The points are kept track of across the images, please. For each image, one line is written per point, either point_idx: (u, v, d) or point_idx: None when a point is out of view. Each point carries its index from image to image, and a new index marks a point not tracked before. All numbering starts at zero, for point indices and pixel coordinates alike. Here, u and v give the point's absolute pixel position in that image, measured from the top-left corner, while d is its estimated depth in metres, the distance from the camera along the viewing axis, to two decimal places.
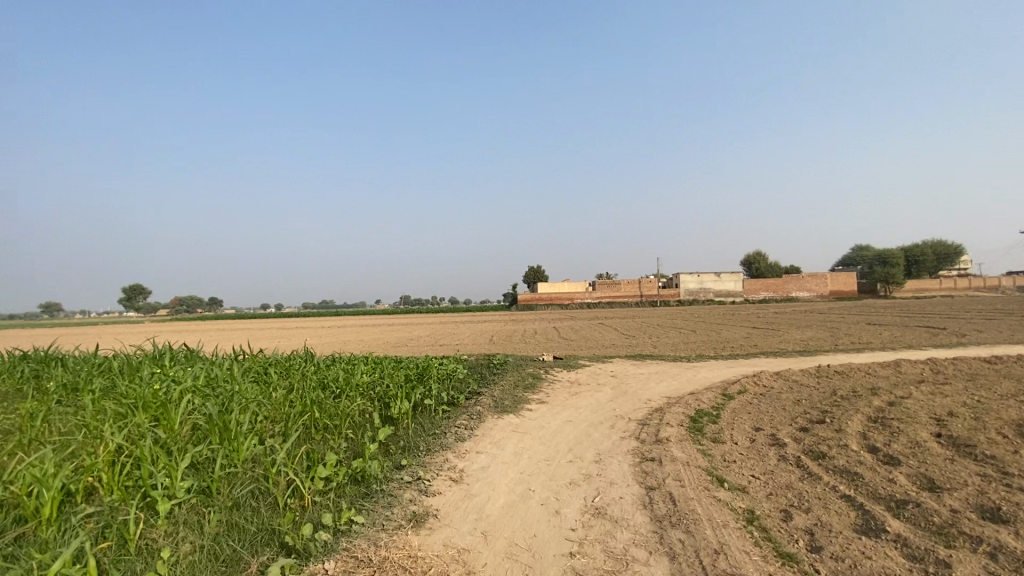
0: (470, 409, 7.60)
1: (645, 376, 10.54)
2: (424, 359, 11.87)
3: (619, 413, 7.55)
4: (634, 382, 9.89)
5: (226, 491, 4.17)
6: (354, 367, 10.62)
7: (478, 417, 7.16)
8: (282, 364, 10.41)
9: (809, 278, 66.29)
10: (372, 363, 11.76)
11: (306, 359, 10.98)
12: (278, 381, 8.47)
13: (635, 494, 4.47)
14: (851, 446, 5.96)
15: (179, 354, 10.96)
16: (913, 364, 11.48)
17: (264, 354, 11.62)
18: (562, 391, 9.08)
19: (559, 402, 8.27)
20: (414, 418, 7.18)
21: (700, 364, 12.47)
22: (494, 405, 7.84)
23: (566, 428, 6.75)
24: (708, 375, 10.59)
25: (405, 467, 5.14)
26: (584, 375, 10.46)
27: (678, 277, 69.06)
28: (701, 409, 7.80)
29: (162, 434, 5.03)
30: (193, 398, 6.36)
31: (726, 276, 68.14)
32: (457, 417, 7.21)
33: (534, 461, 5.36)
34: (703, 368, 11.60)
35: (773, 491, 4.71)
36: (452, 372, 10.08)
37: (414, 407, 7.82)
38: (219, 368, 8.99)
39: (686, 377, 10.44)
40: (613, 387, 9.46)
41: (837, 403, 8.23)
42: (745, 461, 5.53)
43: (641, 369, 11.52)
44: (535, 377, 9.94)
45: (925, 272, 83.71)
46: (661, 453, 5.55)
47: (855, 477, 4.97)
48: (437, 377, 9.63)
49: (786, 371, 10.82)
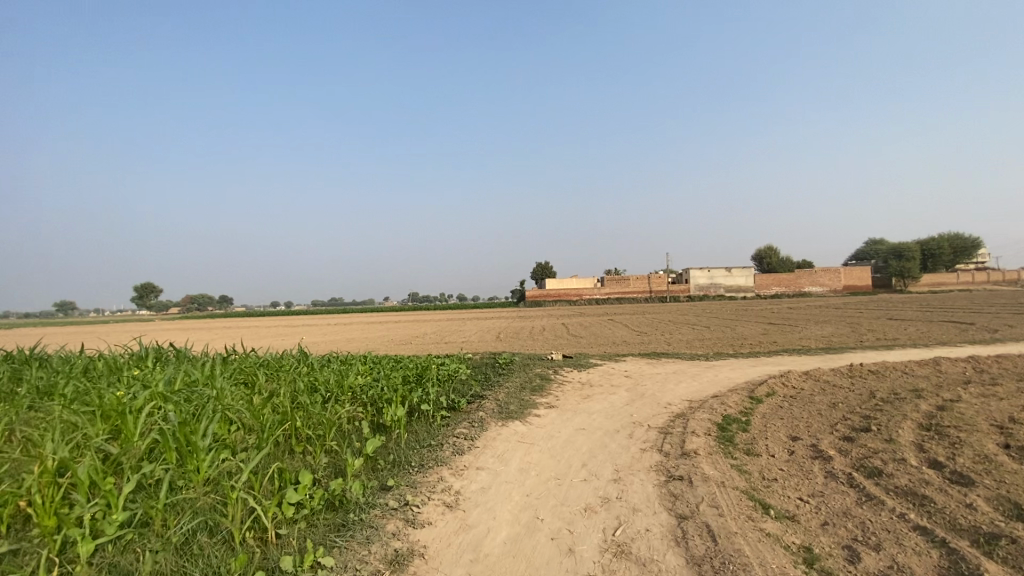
0: (471, 416, 6.87)
1: (662, 377, 9.74)
2: (426, 359, 11.16)
3: (637, 419, 6.78)
4: (651, 383, 9.12)
5: (173, 525, 3.49)
6: (349, 368, 9.93)
7: (480, 425, 6.43)
8: (273, 365, 9.74)
9: (824, 273, 64.87)
10: (370, 363, 11.06)
11: (298, 360, 10.31)
12: (265, 385, 7.81)
13: (664, 525, 3.72)
14: (909, 460, 5.14)
15: (167, 353, 10.34)
16: (954, 363, 10.56)
17: (256, 354, 10.97)
18: (572, 393, 8.33)
19: (570, 407, 7.50)
20: (410, 426, 6.46)
21: (720, 362, 11.65)
22: (498, 410, 7.10)
23: (577, 438, 5.99)
24: (731, 376, 9.75)
25: (393, 488, 4.41)
26: (596, 376, 9.68)
27: (688, 272, 67.87)
28: (728, 414, 7.01)
29: (113, 449, 4.37)
30: (161, 405, 5.69)
31: (738, 272, 66.88)
32: (456, 425, 6.47)
33: (543, 481, 4.62)
34: (723, 368, 10.78)
35: (828, 519, 3.93)
36: (454, 374, 9.38)
37: (410, 412, 7.10)
38: (202, 370, 8.36)
39: (707, 378, 9.64)
40: (628, 389, 8.68)
41: (880, 408, 7.39)
42: (789, 481, 4.73)
43: (657, 369, 10.73)
44: (542, 378, 9.21)
45: (942, 265, 81.81)
46: (689, 470, 4.77)
47: (926, 502, 4.16)
48: (437, 380, 8.92)
49: (816, 371, 9.97)
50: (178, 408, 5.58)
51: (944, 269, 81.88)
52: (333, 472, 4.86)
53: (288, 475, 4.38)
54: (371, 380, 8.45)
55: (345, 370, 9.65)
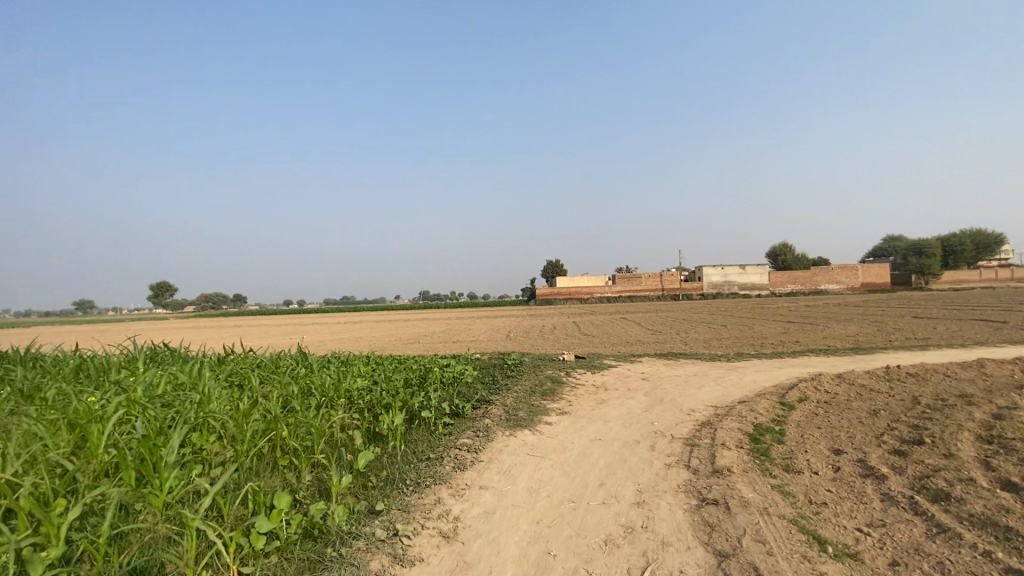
0: (476, 424, 6.28)
1: (682, 380, 9.08)
2: (431, 360, 10.61)
3: (658, 428, 6.16)
4: (671, 387, 8.46)
5: (116, 563, 2.96)
6: (350, 369, 9.38)
7: (486, 434, 5.84)
8: (270, 366, 9.24)
9: (841, 270, 63.34)
10: (373, 363, 10.52)
11: (297, 360, 9.81)
12: (255, 388, 7.29)
13: (702, 566, 3.11)
14: (979, 482, 4.47)
15: (160, 353, 9.89)
16: (1000, 365, 9.77)
17: (254, 354, 10.50)
18: (586, 398, 7.71)
19: (584, 414, 6.89)
20: (409, 436, 5.89)
21: (742, 364, 10.95)
22: (505, 417, 6.50)
23: (594, 450, 5.38)
24: (757, 380, 9.05)
25: (383, 512, 3.83)
26: (612, 379, 9.04)
27: (701, 270, 66.71)
28: (759, 422, 6.35)
29: (68, 464, 3.86)
30: (135, 411, 5.18)
31: (752, 270, 65.62)
32: (460, 435, 5.88)
33: (555, 505, 4.02)
34: (747, 370, 10.08)
35: (897, 558, 3.29)
36: (460, 376, 8.79)
37: (410, 418, 6.53)
38: (192, 372, 7.87)
39: (731, 381, 8.96)
40: (646, 393, 8.03)
41: (929, 416, 6.67)
42: (841, 506, 4.08)
43: (676, 371, 10.06)
44: (553, 380, 8.59)
45: (963, 262, 79.70)
46: (724, 493, 4.14)
47: (1013, 538, 3.50)
48: (441, 383, 8.34)
49: (850, 374, 9.23)
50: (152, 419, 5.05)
51: (965, 266, 79.77)
52: (318, 493, 4.29)
53: (263, 497, 3.83)
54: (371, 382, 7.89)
55: (345, 371, 9.11)
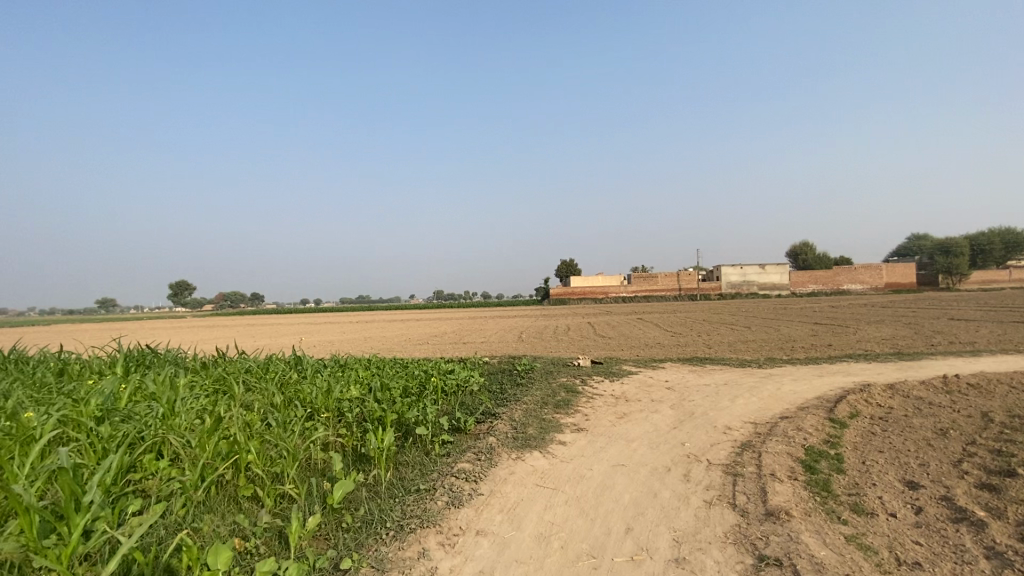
0: (478, 443, 5.44)
1: (711, 390, 8.14)
2: (435, 365, 9.80)
3: (691, 452, 5.26)
4: (701, 399, 7.54)
5: None
6: (344, 375, 8.61)
7: (488, 457, 4.99)
8: (258, 371, 8.49)
9: (865, 270, 61.20)
10: (372, 368, 9.75)
11: (290, 365, 9.06)
12: (235, 399, 6.56)
13: None
14: None
15: (143, 356, 9.19)
16: None
17: (246, 357, 9.79)
18: (605, 412, 6.83)
19: (604, 431, 6.01)
20: (400, 458, 5.07)
21: (776, 371, 9.96)
22: (512, 435, 5.65)
23: (616, 480, 4.52)
24: (797, 391, 8.06)
25: (350, 571, 3.02)
26: (633, 389, 8.14)
27: (719, 270, 65.04)
28: (809, 444, 5.42)
29: None
30: (77, 433, 4.46)
31: (772, 270, 63.90)
32: (459, 457, 5.05)
33: (571, 563, 3.17)
34: (783, 378, 9.10)
35: None
36: (464, 385, 7.97)
37: (404, 434, 5.72)
38: (169, 379, 7.15)
39: (767, 392, 7.98)
40: (673, 407, 7.12)
41: (1011, 437, 5.68)
42: (940, 568, 3.17)
43: (704, 379, 9.14)
44: (567, 390, 7.72)
45: (993, 262, 76.94)
46: (787, 548, 3.25)
47: None
48: (442, 392, 7.52)
49: (903, 385, 8.18)
50: (97, 443, 4.32)
51: (995, 266, 76.93)
52: (277, 539, 3.50)
53: (198, 553, 3.03)
54: (364, 391, 7.11)
55: (340, 378, 8.32)
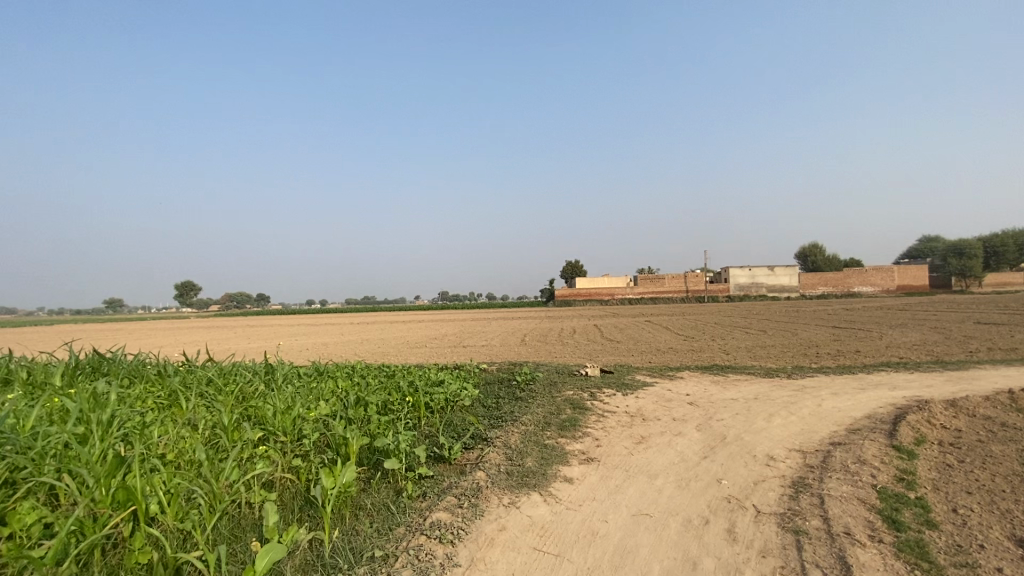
0: (461, 481, 4.35)
1: (740, 406, 7.01)
2: (423, 374, 8.71)
3: (732, 494, 4.16)
4: (731, 418, 6.41)
5: None
6: (318, 387, 7.54)
7: (473, 502, 3.90)
8: (218, 381, 7.41)
9: (878, 271, 59.69)
10: (354, 377, 8.69)
11: (257, 374, 7.98)
12: (176, 421, 5.52)
13: None
14: None
15: (94, 363, 8.14)
16: None
17: (213, 364, 8.76)
18: (619, 435, 5.72)
19: (621, 463, 4.90)
20: (359, 504, 3.99)
21: (810, 382, 8.81)
22: (505, 470, 4.56)
23: (640, 539, 3.44)
24: (841, 409, 6.90)
25: None
26: (650, 405, 7.03)
27: (727, 271, 63.71)
28: (880, 483, 4.30)
29: None
30: None
31: (782, 271, 62.48)
32: (436, 502, 3.95)
33: None
34: (820, 392, 7.95)
35: None
36: (453, 399, 6.91)
37: (372, 467, 4.66)
38: (104, 392, 6.10)
39: (806, 410, 6.83)
40: (699, 428, 6.01)
41: None
42: None
43: (730, 392, 8.00)
44: (573, 406, 6.63)
45: (1007, 264, 75.16)
46: None
47: None
48: (426, 409, 6.44)
49: (964, 400, 7.00)
50: None
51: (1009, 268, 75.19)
52: None
53: None
54: (334, 409, 6.05)
55: (312, 390, 7.27)
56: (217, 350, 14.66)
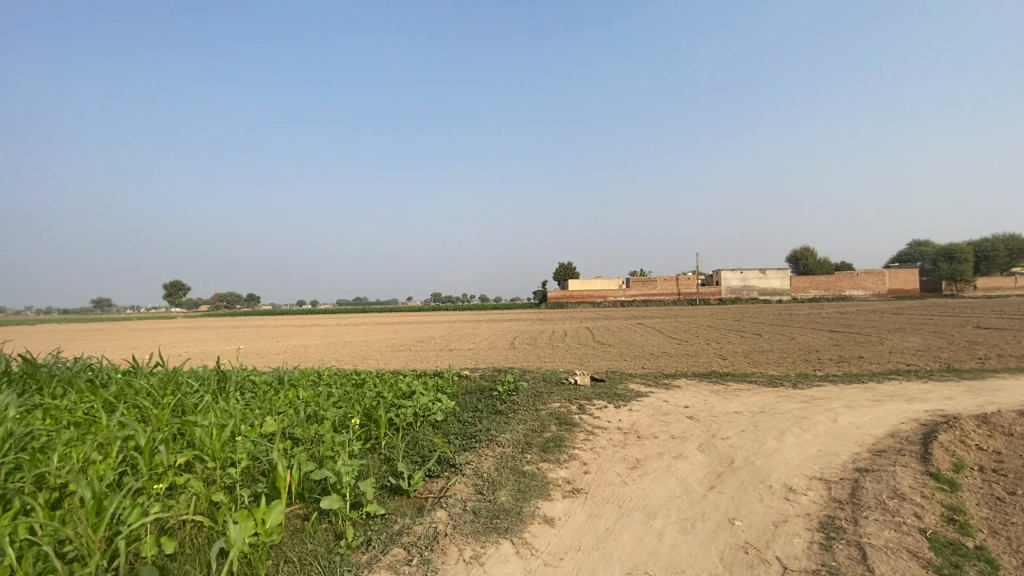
0: (416, 525, 3.54)
1: (747, 422, 6.23)
2: (394, 383, 7.87)
3: (750, 543, 3.38)
4: (738, 437, 5.62)
5: None
6: (273, 398, 6.70)
7: (423, 560, 3.10)
8: (157, 392, 6.56)
9: (870, 275, 59.50)
10: (317, 387, 7.83)
11: (205, 382, 7.12)
12: (86, 443, 4.69)
13: None
14: None
15: (21, 371, 7.24)
16: None
17: (160, 371, 7.87)
18: (611, 459, 4.92)
19: (612, 497, 4.10)
20: (281, 561, 3.19)
21: (818, 393, 8.06)
22: (471, 508, 3.75)
23: None
24: (859, 427, 6.14)
25: None
26: (646, 419, 6.24)
27: (719, 274, 63.33)
28: (928, 527, 3.54)
29: None
30: None
31: (774, 275, 62.21)
32: (378, 557, 3.14)
33: None
34: (832, 405, 7.20)
35: None
36: (423, 413, 6.10)
37: (309, 504, 3.86)
38: (11, 405, 5.25)
39: (821, 428, 6.05)
40: (702, 450, 5.23)
41: None
42: None
43: (733, 404, 7.23)
44: (559, 421, 5.83)
45: (996, 270, 75.43)
46: None
47: None
48: (389, 425, 5.61)
49: (995, 415, 6.27)
50: None
51: (998, 272, 75.55)
52: None
53: None
54: (279, 427, 5.23)
55: (264, 402, 6.43)
56: (183, 353, 13.73)
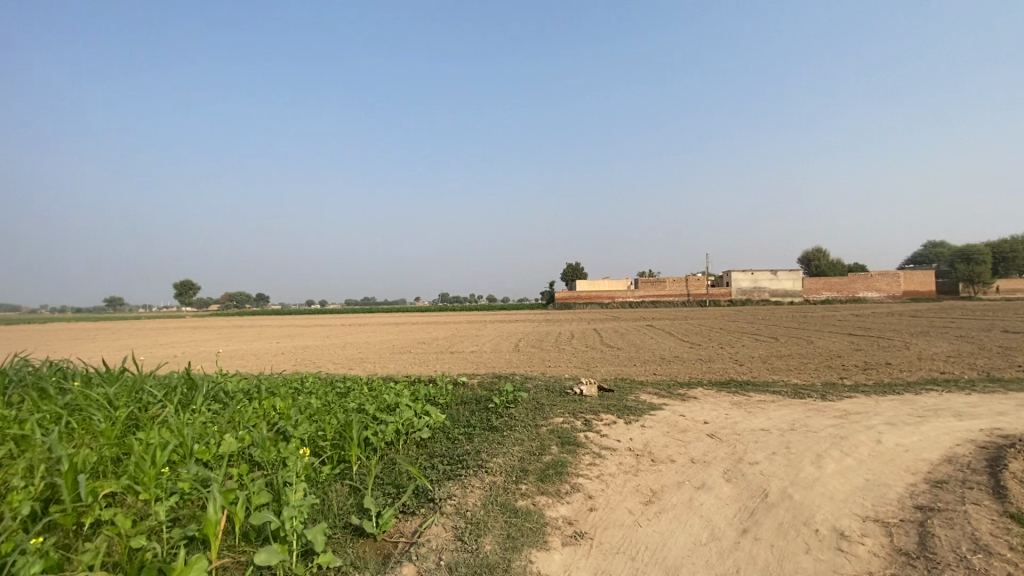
0: None
1: (777, 442, 5.44)
2: (381, 392, 7.11)
3: None
4: (769, 463, 4.84)
5: None
6: (243, 410, 5.99)
7: None
8: (116, 395, 5.85)
9: (885, 276, 58.09)
10: (297, 396, 7.10)
11: (173, 390, 6.41)
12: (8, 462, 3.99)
13: None
14: None
15: None
16: None
17: (127, 374, 7.16)
18: (621, 491, 4.15)
19: (622, 547, 3.35)
20: None
21: (852, 406, 7.24)
22: (445, 564, 3.02)
23: None
24: (909, 452, 5.32)
25: None
26: (661, 439, 5.45)
27: (729, 275, 62.10)
28: None
29: None
30: None
31: (786, 276, 60.95)
32: None
33: None
34: (870, 421, 6.39)
35: None
36: (406, 430, 5.37)
37: (251, 551, 3.15)
38: None
39: (865, 452, 5.23)
40: (730, 479, 4.45)
41: None
42: None
43: (759, 419, 6.43)
44: (561, 441, 5.05)
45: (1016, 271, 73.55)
46: None
47: None
48: (363, 445, 4.87)
49: None
50: None
51: (1017, 275, 73.67)
52: None
53: None
54: (238, 447, 4.52)
55: (232, 416, 5.72)
56: (170, 355, 13.06)
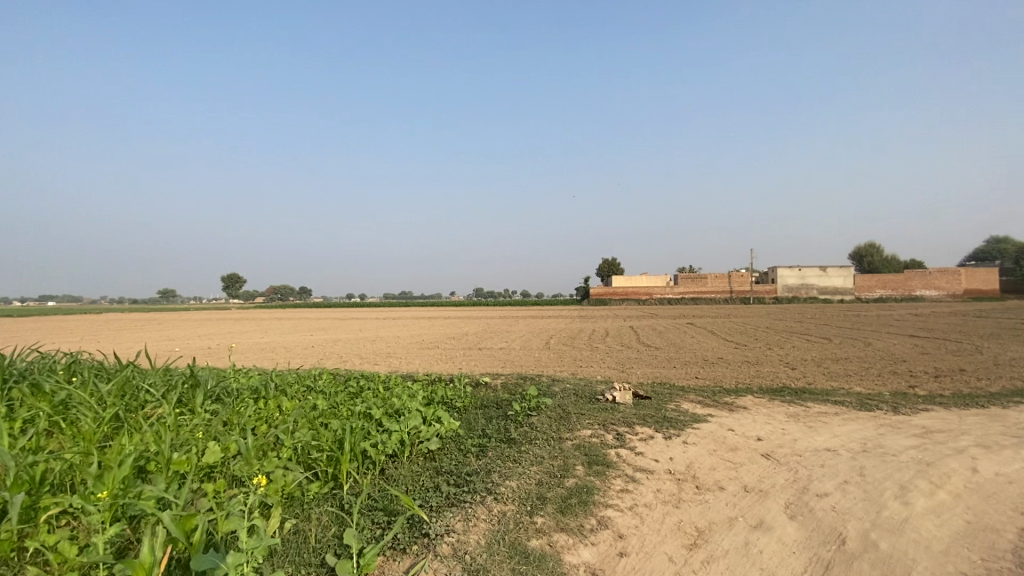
0: None
1: (848, 468, 4.55)
2: (392, 394, 6.54)
3: None
4: (842, 495, 3.98)
5: None
6: (241, 412, 5.49)
7: None
8: (109, 393, 5.44)
9: (947, 273, 54.22)
10: (304, 396, 6.60)
11: (172, 387, 5.97)
12: None
13: None
14: None
15: None
16: None
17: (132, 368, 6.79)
18: (659, 530, 3.40)
19: None
20: None
21: (931, 422, 6.22)
22: None
23: None
24: (1016, 484, 4.33)
25: None
26: (707, 459, 4.63)
27: (774, 271, 59.31)
28: None
29: None
30: None
31: (836, 273, 57.71)
32: None
33: None
34: (956, 441, 5.39)
35: None
36: (411, 440, 4.75)
37: None
38: None
39: (960, 484, 4.28)
40: (795, 517, 3.63)
41: None
42: None
43: (821, 437, 5.51)
44: (588, 460, 4.32)
45: None
46: None
47: None
48: (359, 458, 4.26)
49: None
50: None
51: None
52: None
53: None
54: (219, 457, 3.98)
55: (228, 418, 5.23)
56: (196, 348, 12.95)
